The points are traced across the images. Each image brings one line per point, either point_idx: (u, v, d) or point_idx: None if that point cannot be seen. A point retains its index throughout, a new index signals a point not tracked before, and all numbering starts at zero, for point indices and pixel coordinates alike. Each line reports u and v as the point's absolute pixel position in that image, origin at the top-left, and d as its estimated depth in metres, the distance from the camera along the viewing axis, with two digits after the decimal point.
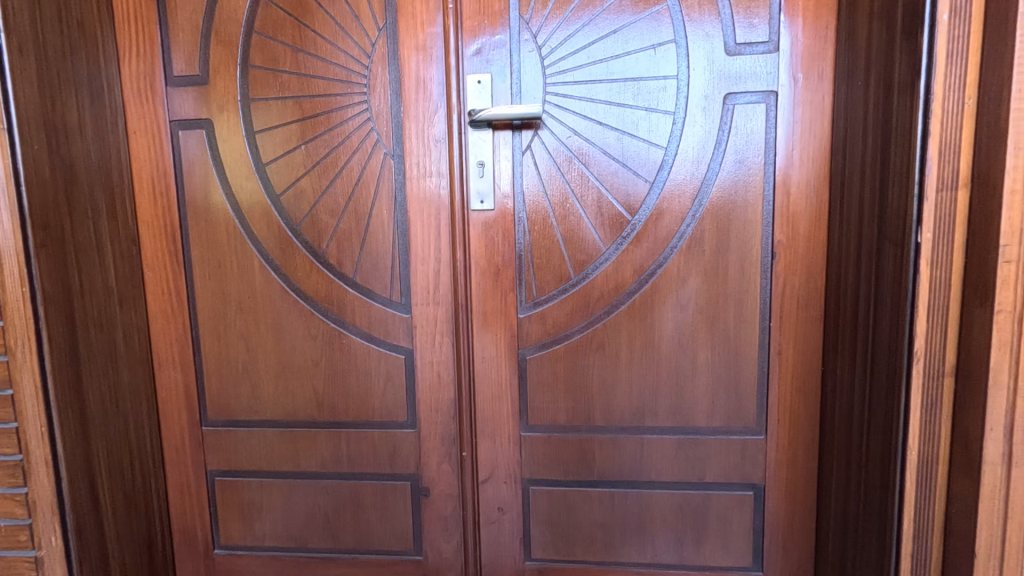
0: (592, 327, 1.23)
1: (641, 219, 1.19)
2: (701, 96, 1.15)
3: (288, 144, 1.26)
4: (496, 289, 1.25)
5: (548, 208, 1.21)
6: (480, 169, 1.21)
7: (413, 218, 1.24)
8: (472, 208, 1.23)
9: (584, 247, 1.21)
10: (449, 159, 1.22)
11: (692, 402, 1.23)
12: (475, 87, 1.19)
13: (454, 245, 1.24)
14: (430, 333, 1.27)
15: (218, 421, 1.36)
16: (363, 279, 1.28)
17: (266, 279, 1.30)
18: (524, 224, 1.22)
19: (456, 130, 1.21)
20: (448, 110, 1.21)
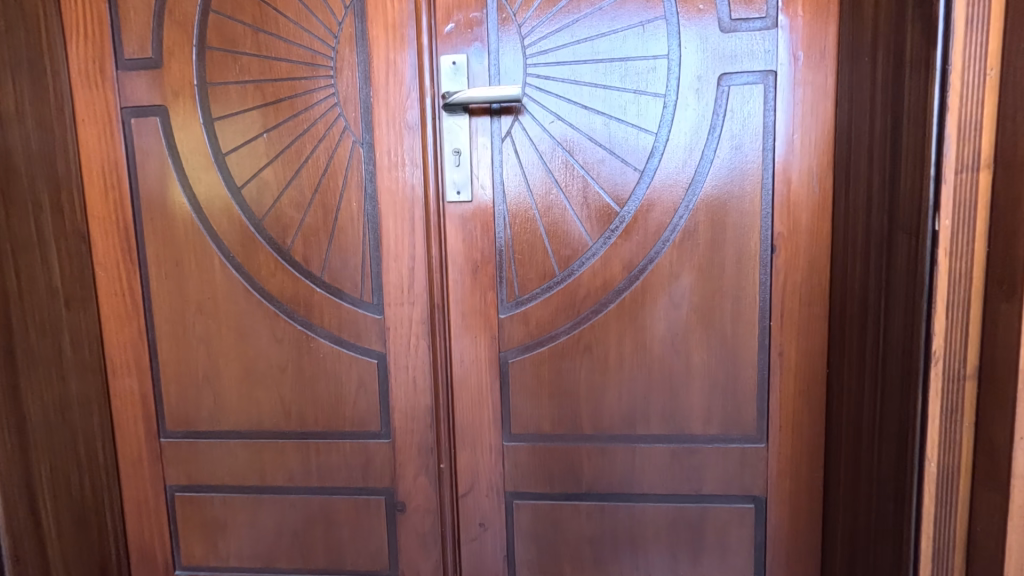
0: (579, 328, 1.14)
1: (630, 211, 1.10)
2: (694, 77, 1.06)
3: (249, 132, 1.16)
4: (475, 288, 1.16)
5: (530, 200, 1.12)
6: (456, 157, 1.12)
7: (385, 211, 1.15)
8: (448, 199, 1.14)
9: (570, 242, 1.12)
10: (423, 147, 1.13)
11: (687, 408, 1.14)
12: (451, 70, 1.11)
13: (429, 239, 1.15)
14: (404, 336, 1.18)
15: (178, 431, 1.26)
16: (332, 277, 1.18)
17: (227, 279, 1.20)
18: (505, 217, 1.13)
19: (430, 115, 1.12)
20: (421, 95, 1.12)
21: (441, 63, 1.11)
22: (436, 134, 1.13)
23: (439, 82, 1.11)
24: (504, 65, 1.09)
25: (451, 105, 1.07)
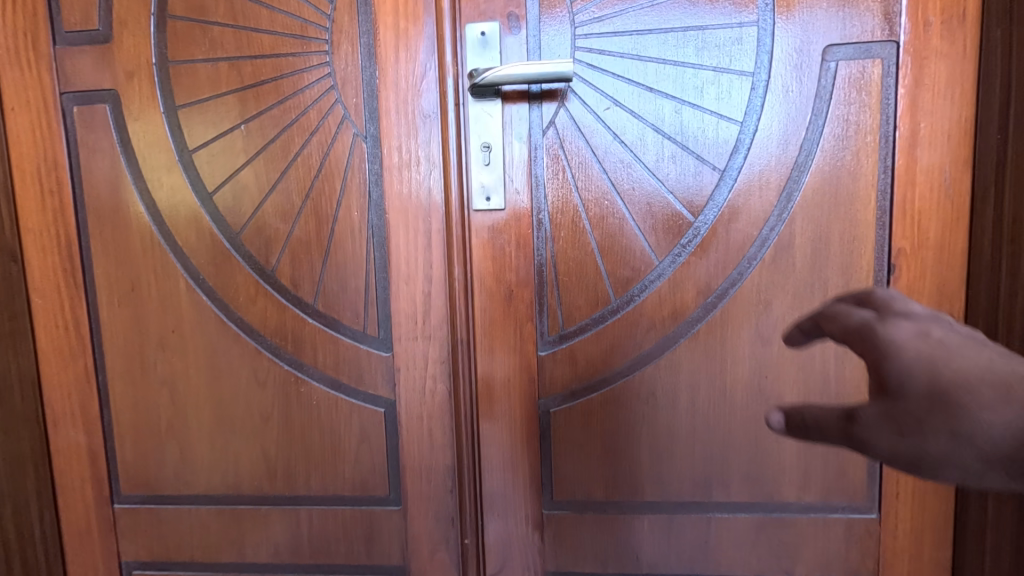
0: (641, 369, 0.90)
1: (707, 222, 0.87)
2: (792, 49, 0.83)
3: (223, 123, 0.92)
4: (508, 318, 0.92)
5: (580, 207, 0.89)
6: (485, 154, 0.88)
7: (394, 222, 0.91)
8: (475, 207, 0.90)
9: (629, 260, 0.89)
10: (443, 141, 0.89)
11: (777, 469, 0.90)
12: (480, 41, 0.87)
13: (450, 257, 0.91)
14: (418, 378, 0.94)
15: (135, 496, 1.01)
16: (327, 305, 0.94)
17: (196, 307, 0.96)
18: (547, 230, 0.90)
19: (452, 101, 0.88)
20: (441, 76, 0.88)
21: (466, 35, 0.87)
22: (460, 124, 0.89)
23: (463, 59, 0.88)
24: (547, 36, 0.86)
25: (480, 85, 0.83)
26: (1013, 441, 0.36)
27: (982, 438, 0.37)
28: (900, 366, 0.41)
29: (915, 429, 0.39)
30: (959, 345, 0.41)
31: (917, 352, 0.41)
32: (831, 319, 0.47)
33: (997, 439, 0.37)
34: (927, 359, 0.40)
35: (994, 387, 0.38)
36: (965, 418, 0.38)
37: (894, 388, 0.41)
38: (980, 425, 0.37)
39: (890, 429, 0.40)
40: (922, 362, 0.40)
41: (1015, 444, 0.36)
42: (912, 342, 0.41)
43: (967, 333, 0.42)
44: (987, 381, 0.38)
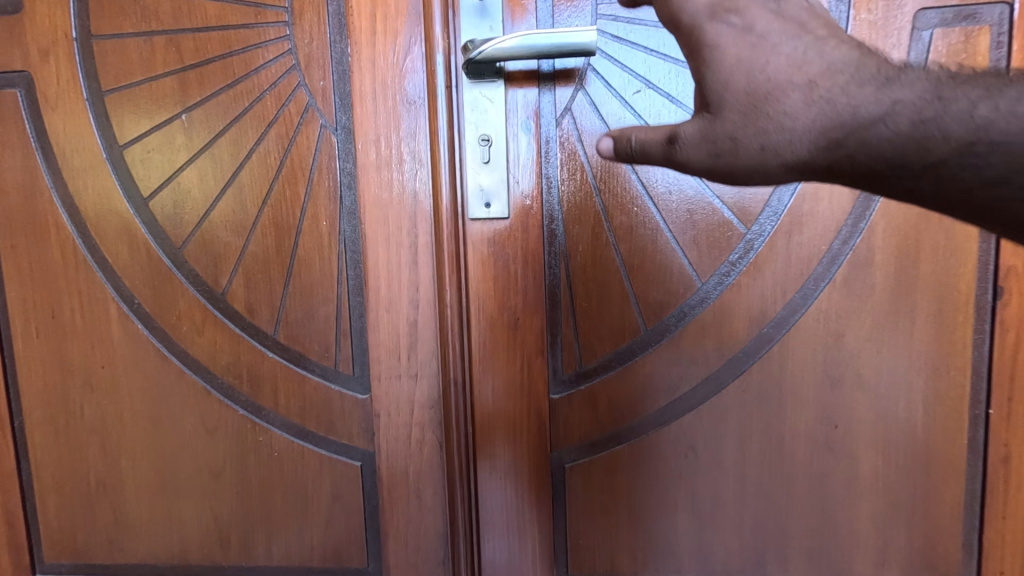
0: (677, 415, 0.73)
1: (762, 233, 0.70)
2: (874, 14, 0.65)
3: (160, 113, 0.75)
4: (513, 353, 0.74)
5: (603, 216, 0.71)
6: (484, 149, 0.70)
7: (372, 234, 0.74)
8: (471, 215, 0.72)
9: (664, 282, 0.71)
10: (432, 133, 0.71)
11: (849, 541, 0.72)
12: (478, 7, 0.69)
13: (440, 277, 0.73)
14: (402, 426, 0.76)
15: (62, 566, 0.83)
16: (290, 336, 0.76)
17: (131, 339, 0.79)
18: (562, 244, 0.72)
19: (443, 83, 0.70)
20: (429, 51, 0.70)
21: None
22: (452, 112, 0.71)
23: (455, 29, 0.70)
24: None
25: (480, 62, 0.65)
26: (808, 145, 0.47)
27: (784, 148, 0.47)
28: (723, 81, 0.49)
29: (729, 145, 0.50)
30: (777, 38, 0.48)
31: (736, 60, 0.49)
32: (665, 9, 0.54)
33: (796, 146, 0.47)
34: (744, 61, 0.48)
35: (799, 89, 0.46)
36: (772, 132, 0.47)
37: (715, 105, 0.50)
38: (784, 138, 0.47)
39: (707, 147, 0.51)
40: (739, 69, 0.48)
41: (811, 149, 0.46)
42: (733, 49, 0.49)
43: (788, 15, 0.49)
44: (796, 86, 0.47)
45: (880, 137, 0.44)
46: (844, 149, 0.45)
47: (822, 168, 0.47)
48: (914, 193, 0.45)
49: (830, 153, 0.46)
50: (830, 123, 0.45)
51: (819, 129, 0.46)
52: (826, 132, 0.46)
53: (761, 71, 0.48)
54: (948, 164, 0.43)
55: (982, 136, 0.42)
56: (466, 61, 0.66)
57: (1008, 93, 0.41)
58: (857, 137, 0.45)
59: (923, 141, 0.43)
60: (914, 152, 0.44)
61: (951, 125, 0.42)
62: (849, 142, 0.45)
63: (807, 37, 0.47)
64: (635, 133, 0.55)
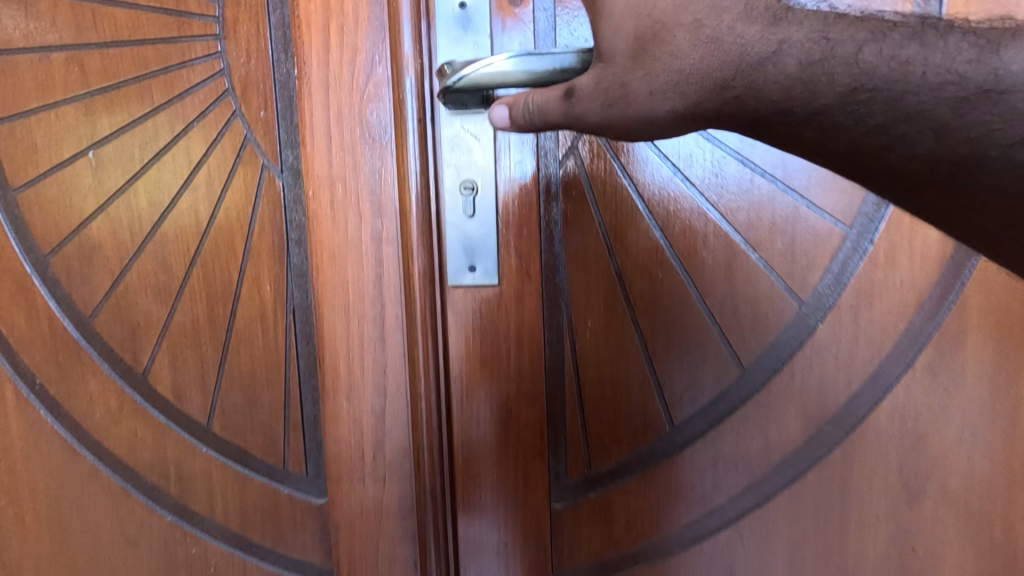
0: (710, 533, 0.58)
1: (823, 311, 0.54)
2: None
3: (60, 149, 0.59)
4: (505, 453, 0.59)
5: (619, 284, 0.56)
6: (467, 199, 0.55)
7: (327, 303, 0.59)
8: (453, 281, 0.56)
9: (694, 369, 0.56)
10: (399, 177, 0.56)
11: None
12: (458, 18, 0.53)
13: (413, 360, 0.58)
14: (366, 539, 0.62)
15: None
16: (227, 426, 0.61)
17: (34, 429, 0.63)
18: (567, 317, 0.57)
19: (413, 113, 0.54)
20: (396, 73, 0.54)
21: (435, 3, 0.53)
22: (426, 150, 0.55)
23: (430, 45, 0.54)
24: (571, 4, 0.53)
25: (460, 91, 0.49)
26: (695, 89, 0.39)
27: (673, 93, 0.40)
28: (610, 29, 0.42)
29: (620, 95, 0.42)
30: None
31: (626, 6, 0.41)
32: None
33: (683, 90, 0.40)
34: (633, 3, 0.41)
35: (684, 26, 0.39)
36: (660, 75, 0.40)
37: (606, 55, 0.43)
38: (670, 80, 0.40)
39: (601, 100, 0.43)
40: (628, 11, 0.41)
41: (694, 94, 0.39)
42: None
43: None
44: (684, 23, 0.39)
45: (764, 80, 0.37)
46: (727, 95, 0.38)
47: (708, 116, 0.40)
48: (802, 147, 0.39)
49: (712, 100, 0.39)
50: (718, 61, 0.38)
51: (710, 71, 0.38)
52: (712, 73, 0.38)
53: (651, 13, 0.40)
54: (834, 116, 0.36)
55: (873, 86, 0.35)
56: (442, 89, 0.50)
57: (896, 34, 0.34)
58: (744, 77, 0.37)
59: (811, 87, 0.36)
60: (797, 97, 0.36)
61: (838, 70, 0.35)
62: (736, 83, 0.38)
63: None
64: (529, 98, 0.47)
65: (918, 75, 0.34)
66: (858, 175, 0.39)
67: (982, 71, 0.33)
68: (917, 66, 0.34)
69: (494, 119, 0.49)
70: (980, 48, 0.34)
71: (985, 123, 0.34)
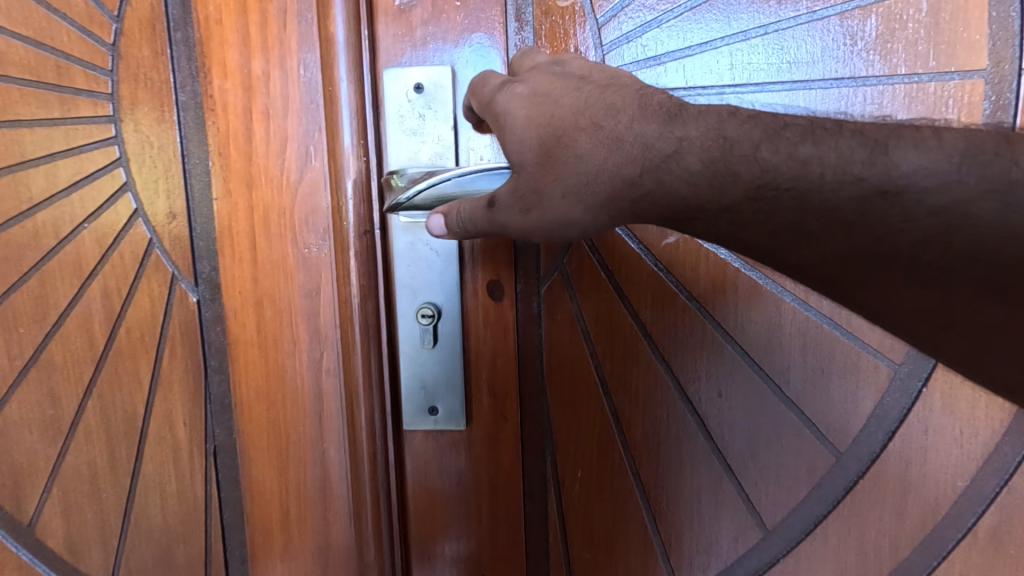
0: None
1: (866, 463, 0.44)
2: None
3: None
4: None
5: (614, 425, 0.47)
6: (427, 327, 0.46)
7: (259, 439, 0.48)
8: (408, 425, 0.48)
9: (705, 526, 0.46)
10: (340, 298, 0.45)
11: None
12: (416, 103, 0.44)
13: (361, 510, 0.48)
14: None
15: None
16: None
17: None
18: (551, 463, 0.48)
19: (351, 221, 0.45)
20: (333, 169, 0.44)
21: (382, 84, 0.44)
22: (369, 265, 0.46)
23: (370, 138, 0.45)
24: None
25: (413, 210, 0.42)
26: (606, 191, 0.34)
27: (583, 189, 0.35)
28: (516, 139, 0.36)
29: (536, 200, 0.36)
30: (562, 94, 0.36)
31: (526, 118, 0.36)
32: (474, 92, 0.41)
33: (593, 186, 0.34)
34: (537, 120, 0.36)
35: (584, 130, 0.34)
36: (566, 172, 0.35)
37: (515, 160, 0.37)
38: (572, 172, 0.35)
39: (517, 207, 0.37)
40: (533, 129, 0.36)
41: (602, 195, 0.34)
42: (521, 108, 0.37)
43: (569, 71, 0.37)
44: (579, 125, 0.35)
45: (672, 176, 0.33)
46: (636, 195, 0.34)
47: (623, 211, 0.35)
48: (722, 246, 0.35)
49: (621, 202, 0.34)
50: (623, 158, 0.33)
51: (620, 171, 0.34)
52: (618, 172, 0.34)
53: (548, 121, 0.35)
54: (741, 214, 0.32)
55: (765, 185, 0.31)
56: (390, 207, 0.42)
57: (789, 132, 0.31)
58: (652, 174, 0.33)
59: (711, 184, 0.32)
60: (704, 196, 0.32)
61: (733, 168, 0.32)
62: (647, 177, 0.33)
63: (592, 88, 0.36)
64: (459, 207, 0.39)
65: (815, 175, 0.30)
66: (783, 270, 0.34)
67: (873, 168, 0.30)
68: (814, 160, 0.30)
69: (432, 230, 0.41)
70: (871, 148, 0.30)
71: (891, 225, 0.30)
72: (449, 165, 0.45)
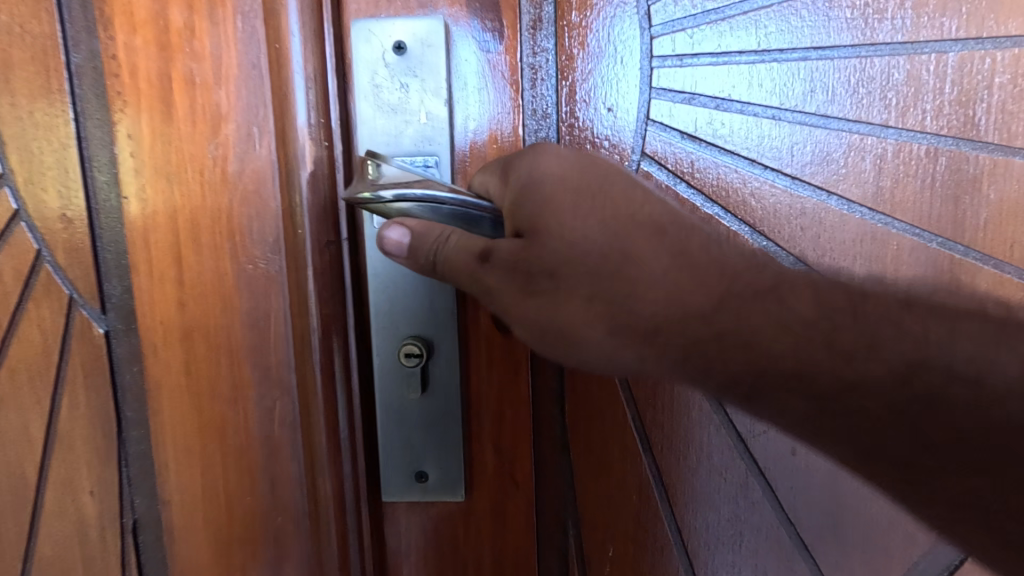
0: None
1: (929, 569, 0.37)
2: None
3: None
4: None
5: (654, 490, 0.37)
6: (412, 371, 0.35)
7: (187, 511, 0.36)
8: (388, 494, 0.38)
9: None
10: (299, 328, 0.34)
11: None
12: (395, 69, 0.34)
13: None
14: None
15: None
16: None
17: None
18: (573, 544, 0.39)
19: (309, 231, 0.33)
20: (284, 157, 0.33)
21: (349, 41, 0.34)
22: (330, 289, 0.34)
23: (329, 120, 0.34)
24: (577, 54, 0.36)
25: (379, 213, 0.31)
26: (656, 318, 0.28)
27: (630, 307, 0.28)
28: (546, 210, 0.29)
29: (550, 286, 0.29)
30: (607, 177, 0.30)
31: (560, 185, 0.30)
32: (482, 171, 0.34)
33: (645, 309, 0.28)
34: (575, 195, 0.29)
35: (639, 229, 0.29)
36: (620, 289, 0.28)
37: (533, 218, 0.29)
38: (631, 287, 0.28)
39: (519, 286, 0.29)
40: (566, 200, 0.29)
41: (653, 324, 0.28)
42: (557, 173, 0.30)
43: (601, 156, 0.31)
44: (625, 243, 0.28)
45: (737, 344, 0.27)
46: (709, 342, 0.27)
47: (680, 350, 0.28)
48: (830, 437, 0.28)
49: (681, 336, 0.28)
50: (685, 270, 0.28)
51: (678, 287, 0.28)
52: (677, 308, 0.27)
53: (593, 198, 0.29)
54: (865, 412, 0.26)
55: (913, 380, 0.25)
56: (353, 199, 0.31)
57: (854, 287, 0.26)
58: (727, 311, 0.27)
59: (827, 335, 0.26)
60: (767, 373, 0.26)
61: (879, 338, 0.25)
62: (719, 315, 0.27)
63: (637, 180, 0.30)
64: (446, 243, 0.30)
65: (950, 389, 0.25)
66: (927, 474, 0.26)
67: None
68: (992, 364, 0.24)
69: (386, 246, 0.31)
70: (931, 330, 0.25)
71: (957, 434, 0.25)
72: (439, 151, 0.35)
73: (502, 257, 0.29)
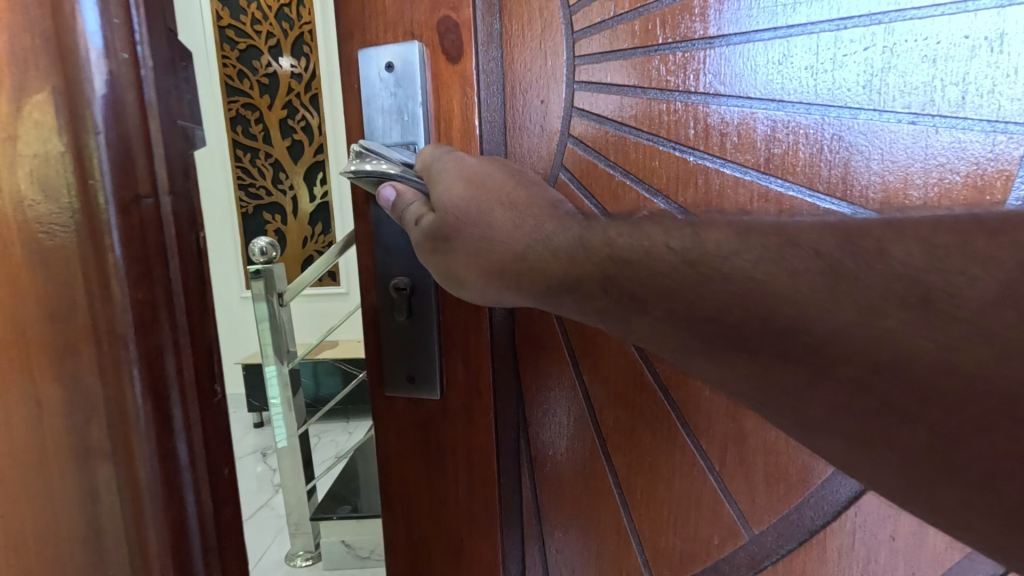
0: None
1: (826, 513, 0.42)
2: None
3: None
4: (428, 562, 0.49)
5: (578, 389, 0.45)
6: (399, 302, 0.44)
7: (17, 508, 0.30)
8: (388, 389, 0.47)
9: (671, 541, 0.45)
10: (100, 298, 0.27)
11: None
12: (388, 83, 0.44)
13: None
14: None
15: None
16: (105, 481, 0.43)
17: None
18: (521, 442, 0.47)
19: (107, 185, 0.26)
20: (61, 75, 0.26)
21: (359, 66, 0.45)
22: (145, 267, 0.28)
23: (165, 53, 0.29)
24: (512, 53, 0.43)
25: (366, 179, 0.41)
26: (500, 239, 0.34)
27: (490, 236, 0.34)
28: (443, 193, 0.36)
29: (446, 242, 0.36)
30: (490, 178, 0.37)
31: (452, 183, 0.36)
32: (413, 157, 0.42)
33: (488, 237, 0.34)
34: (466, 192, 0.36)
35: (501, 206, 0.35)
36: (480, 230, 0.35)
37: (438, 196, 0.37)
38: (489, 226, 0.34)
39: (428, 241, 0.37)
40: (458, 190, 0.36)
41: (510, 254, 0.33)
42: (452, 171, 0.37)
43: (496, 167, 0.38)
44: (493, 210, 0.35)
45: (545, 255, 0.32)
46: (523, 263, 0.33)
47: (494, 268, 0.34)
48: (664, 342, 0.28)
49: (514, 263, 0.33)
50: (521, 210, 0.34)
51: (520, 215, 0.34)
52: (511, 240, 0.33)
53: (483, 190, 0.36)
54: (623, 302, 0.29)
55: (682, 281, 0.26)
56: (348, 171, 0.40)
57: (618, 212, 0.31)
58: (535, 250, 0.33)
59: (605, 245, 0.29)
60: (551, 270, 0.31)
61: (645, 237, 0.28)
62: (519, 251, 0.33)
63: (502, 176, 0.37)
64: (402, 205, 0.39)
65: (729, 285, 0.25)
66: (711, 351, 0.26)
67: (920, 290, 0.21)
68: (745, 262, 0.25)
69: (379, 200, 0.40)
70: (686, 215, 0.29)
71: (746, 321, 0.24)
72: (419, 139, 0.44)
73: (429, 222, 0.36)
